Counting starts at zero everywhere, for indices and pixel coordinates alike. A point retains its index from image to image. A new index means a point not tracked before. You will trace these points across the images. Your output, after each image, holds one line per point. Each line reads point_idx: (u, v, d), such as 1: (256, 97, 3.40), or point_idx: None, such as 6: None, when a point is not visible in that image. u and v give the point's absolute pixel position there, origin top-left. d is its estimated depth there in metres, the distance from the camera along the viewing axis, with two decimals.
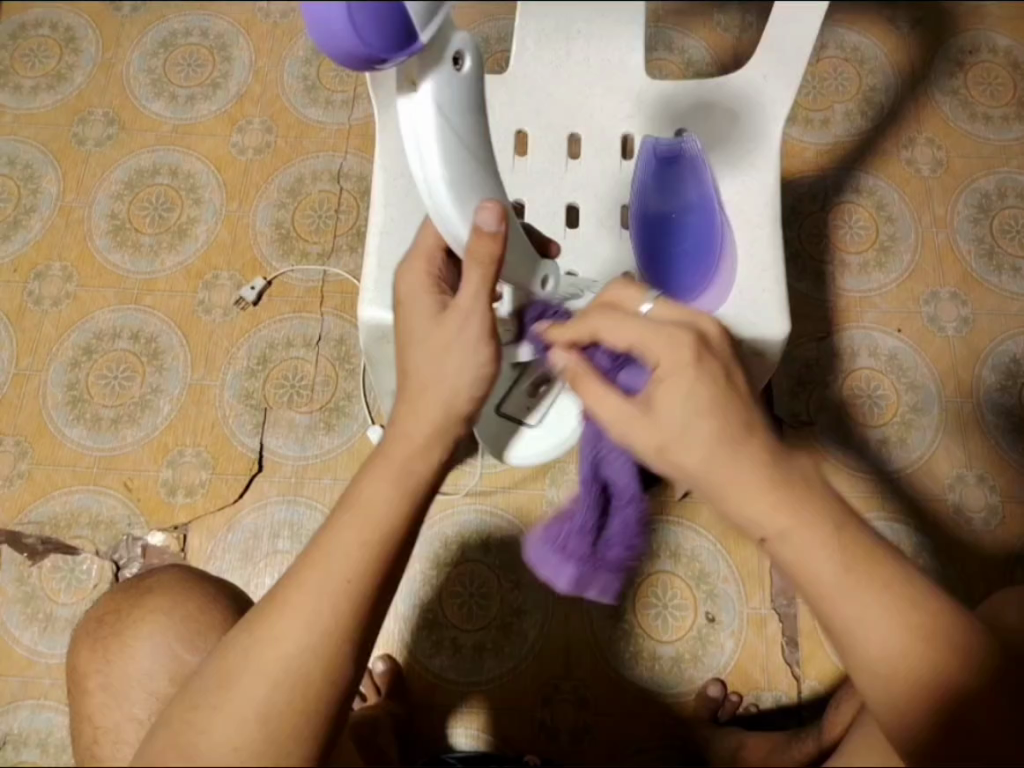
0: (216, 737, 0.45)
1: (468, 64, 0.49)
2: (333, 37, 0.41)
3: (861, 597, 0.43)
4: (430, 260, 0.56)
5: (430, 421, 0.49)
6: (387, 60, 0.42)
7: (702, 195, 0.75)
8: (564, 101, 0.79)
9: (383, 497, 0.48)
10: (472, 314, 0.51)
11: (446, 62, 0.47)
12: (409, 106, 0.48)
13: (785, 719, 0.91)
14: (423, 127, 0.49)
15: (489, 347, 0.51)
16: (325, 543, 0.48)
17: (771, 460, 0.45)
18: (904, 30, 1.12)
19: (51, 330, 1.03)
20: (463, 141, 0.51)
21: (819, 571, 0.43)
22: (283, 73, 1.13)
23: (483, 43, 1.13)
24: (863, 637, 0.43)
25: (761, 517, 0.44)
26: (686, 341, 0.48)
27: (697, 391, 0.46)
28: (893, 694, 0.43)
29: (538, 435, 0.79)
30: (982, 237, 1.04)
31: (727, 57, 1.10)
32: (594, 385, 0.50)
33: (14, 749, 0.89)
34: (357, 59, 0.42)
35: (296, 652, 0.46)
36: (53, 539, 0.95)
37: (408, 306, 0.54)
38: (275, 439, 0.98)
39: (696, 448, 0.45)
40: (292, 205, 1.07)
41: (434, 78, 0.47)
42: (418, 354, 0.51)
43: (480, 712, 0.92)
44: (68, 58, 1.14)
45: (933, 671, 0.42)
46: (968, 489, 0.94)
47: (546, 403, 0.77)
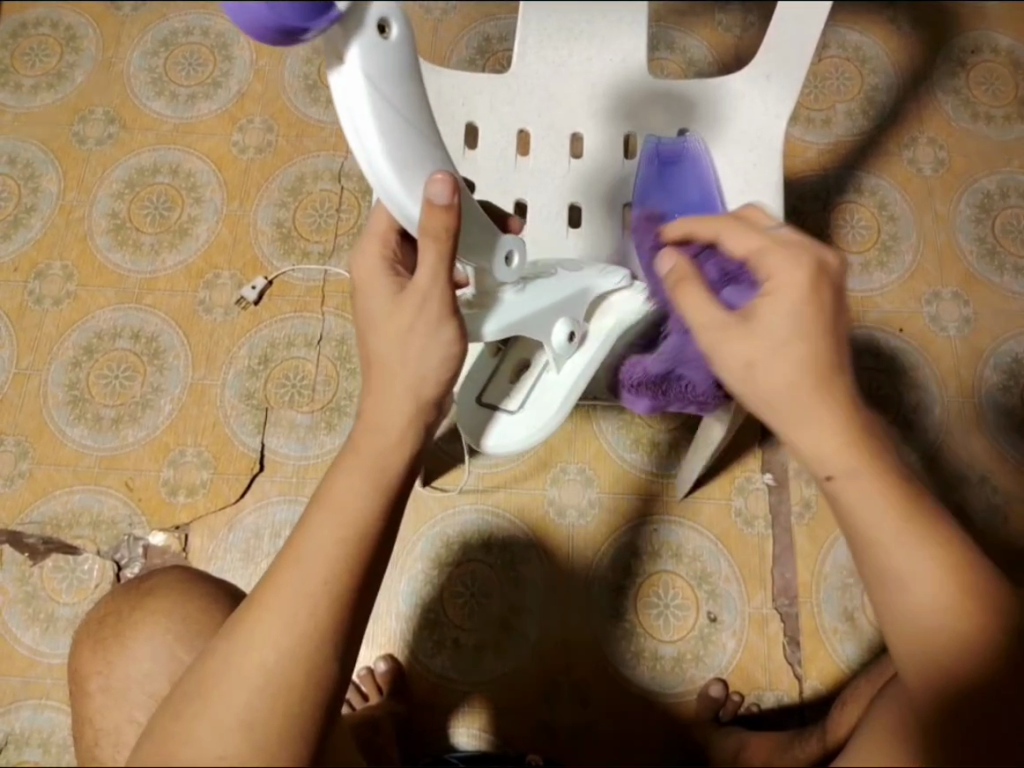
0: (202, 747, 0.45)
1: (396, 30, 0.45)
2: (246, 5, 0.39)
3: (914, 550, 0.44)
4: (384, 240, 0.54)
5: (402, 411, 0.50)
6: (304, 32, 0.40)
7: (704, 191, 0.75)
8: (567, 101, 0.79)
9: (356, 492, 0.49)
10: (430, 295, 0.50)
11: (371, 30, 0.43)
12: (340, 82, 0.44)
13: (787, 719, 0.91)
14: (357, 102, 0.45)
15: (450, 325, 0.51)
16: (299, 544, 0.48)
17: (848, 407, 0.46)
18: (905, 29, 1.12)
19: (51, 329, 1.03)
20: (404, 112, 0.47)
21: (872, 515, 0.44)
22: (284, 72, 1.13)
23: (484, 42, 1.12)
24: (906, 596, 0.44)
25: (829, 452, 0.45)
26: (806, 262, 0.47)
27: (797, 311, 0.46)
28: (933, 658, 0.43)
29: (518, 419, 0.70)
30: (984, 237, 1.04)
31: (729, 56, 1.10)
32: (696, 291, 0.50)
33: (16, 749, 0.89)
34: (272, 31, 0.40)
35: (275, 657, 0.46)
36: (54, 539, 0.95)
37: (363, 292, 0.52)
38: (276, 439, 0.98)
39: (779, 371, 0.45)
40: (293, 204, 1.07)
41: (363, 49, 0.43)
42: (377, 337, 0.51)
43: (482, 712, 0.92)
44: (69, 57, 1.14)
45: (975, 639, 0.43)
46: (970, 489, 0.94)
47: (527, 390, 0.71)
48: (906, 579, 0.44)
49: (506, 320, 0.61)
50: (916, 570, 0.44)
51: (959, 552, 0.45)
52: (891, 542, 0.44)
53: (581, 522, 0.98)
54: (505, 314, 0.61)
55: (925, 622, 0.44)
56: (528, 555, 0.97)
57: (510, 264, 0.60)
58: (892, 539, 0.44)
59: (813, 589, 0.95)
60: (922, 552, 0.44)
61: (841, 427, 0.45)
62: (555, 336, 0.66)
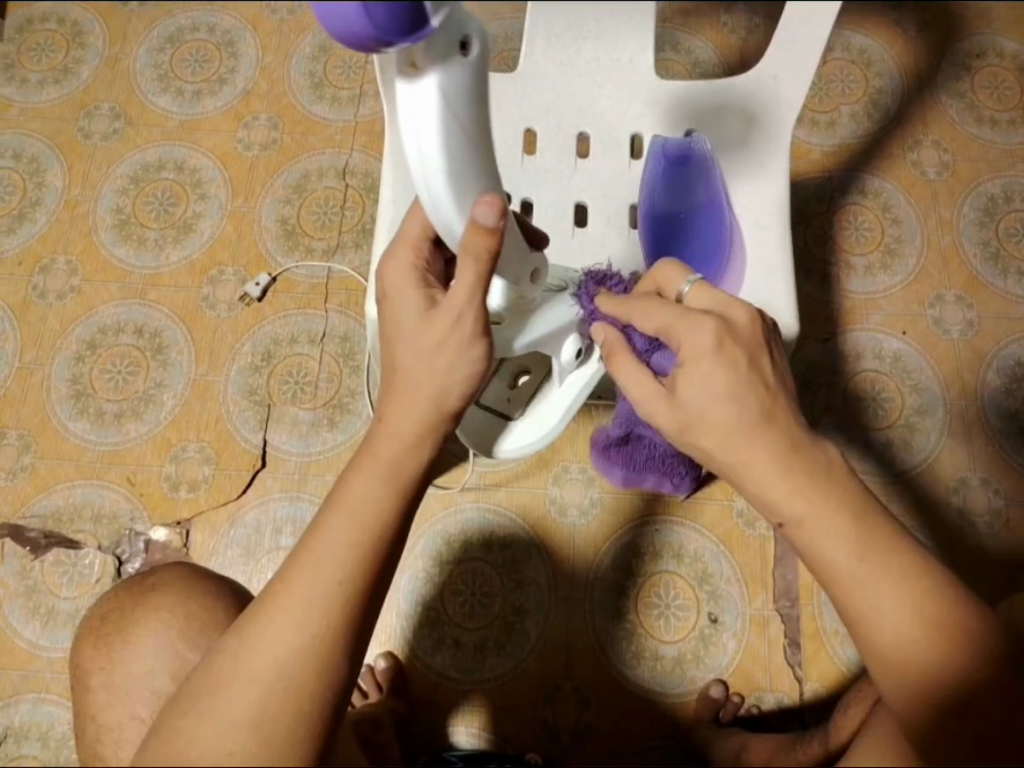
0: (208, 744, 0.45)
1: (475, 50, 0.45)
2: (341, 15, 0.39)
3: (875, 583, 0.45)
4: (417, 248, 0.55)
5: (421, 419, 0.51)
6: (394, 45, 0.40)
7: (711, 196, 0.76)
8: (574, 100, 0.79)
9: (374, 498, 0.49)
10: (465, 313, 0.50)
11: (452, 49, 0.43)
12: (410, 92, 0.44)
13: (787, 721, 0.91)
14: (425, 118, 0.45)
15: (480, 343, 0.52)
16: (315, 544, 0.48)
17: (788, 448, 0.48)
18: (910, 33, 1.12)
19: (55, 323, 1.03)
20: (467, 133, 0.47)
21: (832, 555, 0.46)
22: (289, 69, 1.13)
23: (489, 41, 1.13)
24: (879, 621, 0.45)
25: (776, 501, 0.48)
26: (710, 325, 0.50)
27: (716, 376, 0.49)
28: (902, 683, 0.44)
29: (527, 428, 0.74)
30: (988, 241, 1.04)
31: (735, 57, 1.10)
32: (628, 362, 0.55)
33: (15, 742, 0.89)
34: (366, 41, 0.40)
35: (287, 655, 0.46)
36: (56, 533, 0.95)
37: (396, 301, 0.53)
38: (279, 435, 0.98)
39: (712, 430, 0.49)
40: (298, 201, 1.07)
41: (440, 65, 0.43)
42: (407, 349, 0.52)
43: (481, 711, 0.92)
44: (75, 53, 1.14)
45: (939, 660, 0.43)
46: (972, 492, 0.94)
47: (532, 400, 0.76)
48: (872, 611, 0.45)
49: (533, 335, 0.64)
50: (885, 594, 0.45)
51: (928, 572, 0.46)
52: (850, 578, 0.46)
53: (582, 521, 0.98)
54: (534, 326, 0.64)
55: (899, 643, 0.44)
56: (529, 554, 0.97)
57: (536, 278, 0.60)
58: (851, 576, 0.46)
59: (814, 590, 0.95)
60: (889, 578, 0.45)
61: (781, 479, 0.48)
62: (566, 350, 0.68)
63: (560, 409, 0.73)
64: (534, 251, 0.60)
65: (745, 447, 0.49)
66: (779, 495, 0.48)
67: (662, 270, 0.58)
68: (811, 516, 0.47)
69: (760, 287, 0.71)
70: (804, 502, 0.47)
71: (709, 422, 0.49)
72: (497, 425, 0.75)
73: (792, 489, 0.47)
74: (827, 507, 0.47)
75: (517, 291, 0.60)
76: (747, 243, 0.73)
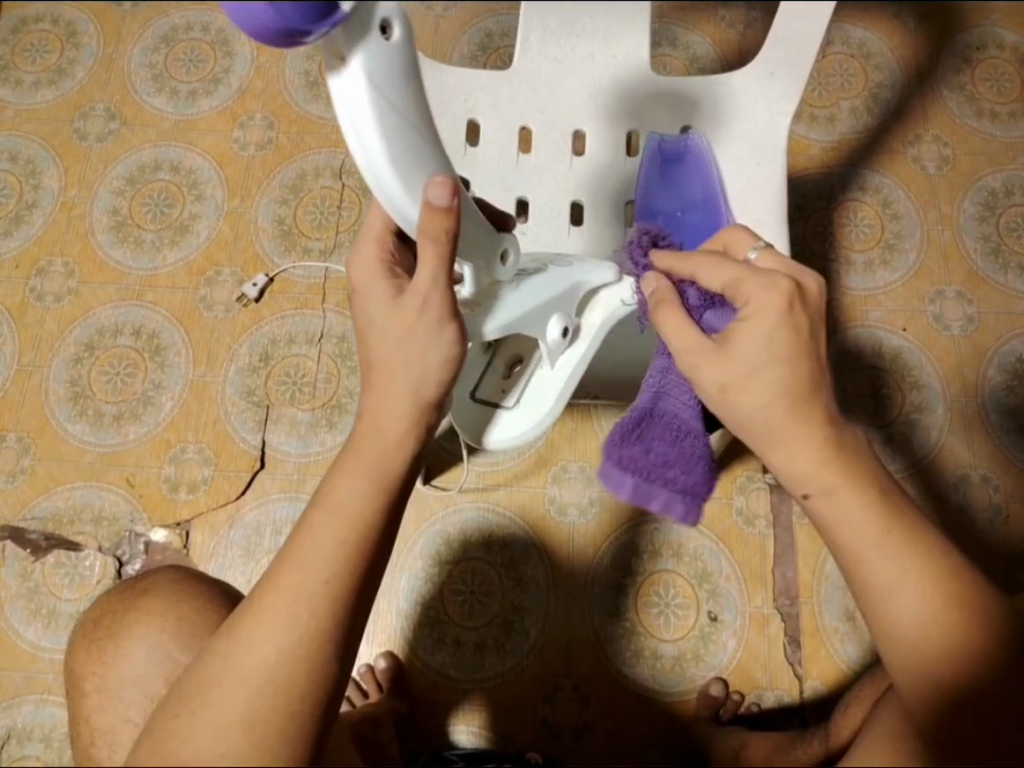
0: (200, 745, 0.45)
1: (398, 31, 0.44)
2: (247, 9, 0.38)
3: (895, 556, 0.45)
4: (382, 242, 0.54)
5: (404, 413, 0.51)
6: (308, 34, 0.39)
7: (707, 191, 0.75)
8: (569, 98, 0.79)
9: (360, 496, 0.49)
10: (430, 297, 0.49)
11: (373, 32, 0.42)
12: (341, 84, 0.43)
13: (787, 719, 0.91)
14: (358, 108, 0.44)
15: (451, 326, 0.51)
16: (301, 543, 0.48)
17: (819, 423, 0.47)
18: (910, 26, 1.11)
19: (53, 326, 1.03)
20: (405, 116, 0.46)
21: (853, 523, 0.46)
22: (285, 69, 1.12)
23: (485, 38, 1.12)
24: (903, 607, 0.45)
25: (804, 472, 0.47)
26: (783, 289, 0.48)
27: (776, 337, 0.47)
28: (921, 660, 0.44)
29: (516, 416, 0.72)
30: (988, 235, 1.03)
31: (732, 53, 1.09)
32: (676, 311, 0.52)
33: (18, 743, 0.89)
34: (276, 33, 0.39)
35: (275, 656, 0.46)
36: (56, 536, 0.95)
37: (364, 294, 0.52)
38: (277, 436, 0.98)
39: (760, 393, 0.47)
40: (294, 201, 1.07)
41: (365, 50, 0.42)
42: (382, 341, 0.51)
43: (481, 710, 0.92)
44: (69, 54, 1.14)
45: (959, 640, 0.44)
46: (972, 489, 0.94)
47: (523, 385, 0.73)
48: (890, 587, 0.45)
49: (507, 317, 0.61)
50: (911, 584, 0.45)
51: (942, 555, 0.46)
52: (875, 559, 0.46)
53: (581, 520, 0.97)
54: (506, 309, 0.61)
55: (921, 631, 0.44)
56: (528, 553, 0.97)
57: (506, 260, 0.60)
58: (878, 555, 0.46)
59: (814, 588, 0.95)
60: (915, 565, 0.45)
61: (817, 449, 0.46)
62: (550, 332, 0.65)
63: (553, 393, 0.70)
64: (501, 233, 0.60)
65: (787, 416, 0.47)
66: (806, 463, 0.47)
67: (730, 229, 0.56)
68: (846, 492, 0.46)
69: None
70: (836, 474, 0.46)
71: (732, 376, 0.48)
72: (487, 414, 0.74)
73: (826, 460, 0.46)
74: (858, 484, 0.46)
75: (488, 276, 0.60)
76: None
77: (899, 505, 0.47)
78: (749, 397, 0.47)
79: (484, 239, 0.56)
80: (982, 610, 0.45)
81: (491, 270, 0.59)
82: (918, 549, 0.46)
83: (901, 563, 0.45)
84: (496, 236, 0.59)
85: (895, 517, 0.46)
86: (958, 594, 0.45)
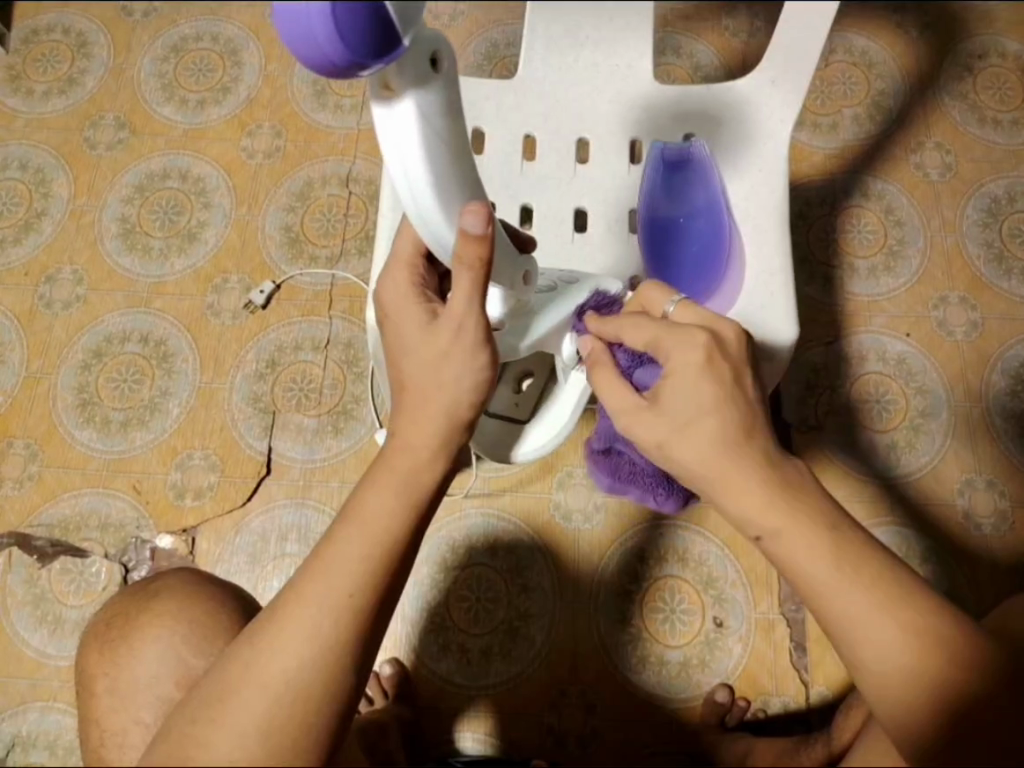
0: (216, 752, 0.45)
1: (444, 65, 0.45)
2: (310, 40, 0.38)
3: (854, 595, 0.45)
4: (412, 266, 0.56)
5: (433, 429, 0.52)
6: (368, 66, 0.39)
7: (711, 199, 0.76)
8: (573, 107, 0.79)
9: (386, 509, 0.49)
10: (466, 322, 0.51)
11: (423, 66, 0.43)
12: (388, 115, 0.44)
13: (793, 725, 0.91)
14: (406, 139, 0.45)
15: (485, 350, 0.52)
16: (325, 555, 0.48)
17: (772, 461, 0.48)
18: (912, 35, 1.12)
19: (61, 333, 1.04)
20: (448, 144, 0.47)
21: (811, 565, 0.46)
22: (293, 78, 1.13)
23: (492, 48, 1.13)
24: (872, 648, 0.45)
25: (751, 517, 0.48)
26: (700, 342, 0.50)
27: (701, 388, 0.49)
28: (897, 698, 0.44)
29: (543, 426, 0.73)
30: (991, 242, 1.03)
31: (736, 62, 1.11)
32: (608, 374, 0.55)
33: (23, 751, 0.89)
34: (334, 63, 0.39)
35: (297, 665, 0.46)
36: (62, 542, 0.96)
37: (398, 320, 0.54)
38: (284, 442, 0.98)
39: (708, 428, 0.48)
40: (301, 209, 1.08)
41: (414, 81, 0.43)
42: (413, 365, 0.53)
43: (487, 717, 0.92)
44: (80, 64, 1.15)
45: (929, 673, 0.44)
46: (977, 495, 0.94)
47: (546, 403, 0.74)
48: (856, 630, 0.45)
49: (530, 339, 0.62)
50: (874, 622, 0.45)
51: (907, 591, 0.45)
52: (834, 597, 0.45)
53: (587, 526, 0.97)
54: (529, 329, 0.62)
55: (889, 671, 0.44)
56: (533, 560, 0.97)
57: (529, 280, 0.60)
58: (837, 593, 0.45)
59: None
60: (876, 602, 0.45)
61: (755, 496, 0.47)
62: (567, 349, 0.67)
63: (573, 397, 0.72)
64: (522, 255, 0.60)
65: (707, 466, 0.48)
66: (746, 512, 0.48)
67: (645, 291, 0.59)
68: (789, 537, 0.46)
69: (759, 292, 0.71)
70: (779, 519, 0.47)
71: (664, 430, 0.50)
72: (513, 430, 0.74)
73: (768, 506, 0.47)
74: (798, 522, 0.47)
75: (514, 296, 0.59)
76: (743, 247, 0.73)
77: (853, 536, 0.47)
78: (680, 444, 0.49)
79: (509, 262, 0.57)
80: (954, 641, 0.44)
81: (515, 291, 0.59)
82: (875, 585, 0.45)
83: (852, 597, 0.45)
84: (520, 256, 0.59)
85: (847, 554, 0.46)
86: (926, 628, 0.44)
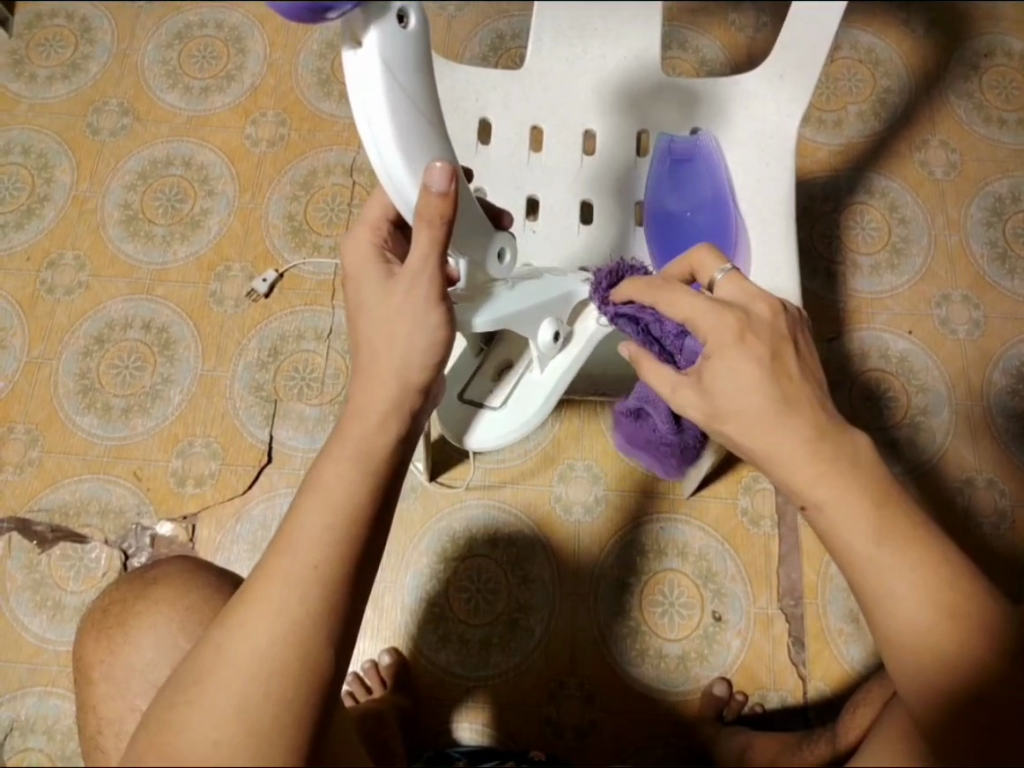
0: (193, 736, 0.44)
1: (415, 20, 0.45)
2: None
3: (894, 559, 0.44)
4: (376, 229, 0.55)
5: (386, 398, 0.51)
6: (330, 10, 0.39)
7: (717, 191, 0.76)
8: (579, 98, 0.79)
9: (346, 479, 0.49)
10: (420, 278, 0.50)
11: (391, 18, 0.43)
12: (356, 63, 0.44)
13: (791, 720, 0.91)
14: (370, 88, 0.44)
15: (438, 311, 0.51)
16: (291, 531, 0.48)
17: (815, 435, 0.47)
18: (918, 32, 1.12)
19: (63, 318, 1.04)
20: (417, 103, 0.47)
21: (853, 539, 0.45)
22: (298, 67, 1.13)
23: (497, 40, 1.13)
24: (900, 614, 0.43)
25: (802, 483, 0.47)
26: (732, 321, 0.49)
27: (742, 369, 0.48)
28: (925, 672, 0.42)
29: (504, 416, 0.69)
30: (995, 240, 1.04)
31: (741, 57, 1.10)
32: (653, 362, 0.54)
33: (22, 735, 0.89)
34: (300, 7, 0.39)
35: (268, 644, 0.45)
36: (63, 527, 0.96)
37: (357, 277, 0.53)
38: (284, 431, 0.98)
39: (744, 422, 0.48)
40: (305, 198, 1.07)
41: (381, 35, 0.43)
42: (368, 323, 0.52)
43: (483, 707, 0.92)
44: (83, 49, 1.15)
45: (956, 648, 0.42)
46: (978, 491, 0.94)
47: (510, 385, 0.69)
48: (891, 598, 0.44)
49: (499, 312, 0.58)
50: (906, 589, 0.43)
51: (944, 565, 0.44)
52: (874, 566, 0.44)
53: (587, 518, 0.98)
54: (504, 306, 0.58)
55: (919, 630, 0.43)
56: (534, 552, 0.97)
57: (503, 257, 0.58)
58: (868, 561, 0.44)
59: (818, 590, 0.95)
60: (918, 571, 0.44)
61: (804, 461, 0.46)
62: (542, 334, 0.63)
63: (541, 396, 0.67)
64: (502, 232, 0.59)
65: (765, 436, 0.47)
66: (799, 480, 0.46)
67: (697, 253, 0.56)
68: (836, 506, 0.45)
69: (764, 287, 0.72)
70: (828, 489, 0.46)
71: (750, 422, 0.48)
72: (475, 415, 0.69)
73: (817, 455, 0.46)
74: (849, 492, 0.45)
75: (484, 274, 0.58)
76: (747, 242, 0.74)
77: (903, 515, 0.45)
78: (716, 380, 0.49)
79: (479, 234, 0.55)
80: (974, 603, 0.43)
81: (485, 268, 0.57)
82: (920, 560, 0.44)
83: (896, 571, 0.44)
84: (496, 233, 0.58)
85: (894, 530, 0.45)
86: (955, 602, 0.43)
